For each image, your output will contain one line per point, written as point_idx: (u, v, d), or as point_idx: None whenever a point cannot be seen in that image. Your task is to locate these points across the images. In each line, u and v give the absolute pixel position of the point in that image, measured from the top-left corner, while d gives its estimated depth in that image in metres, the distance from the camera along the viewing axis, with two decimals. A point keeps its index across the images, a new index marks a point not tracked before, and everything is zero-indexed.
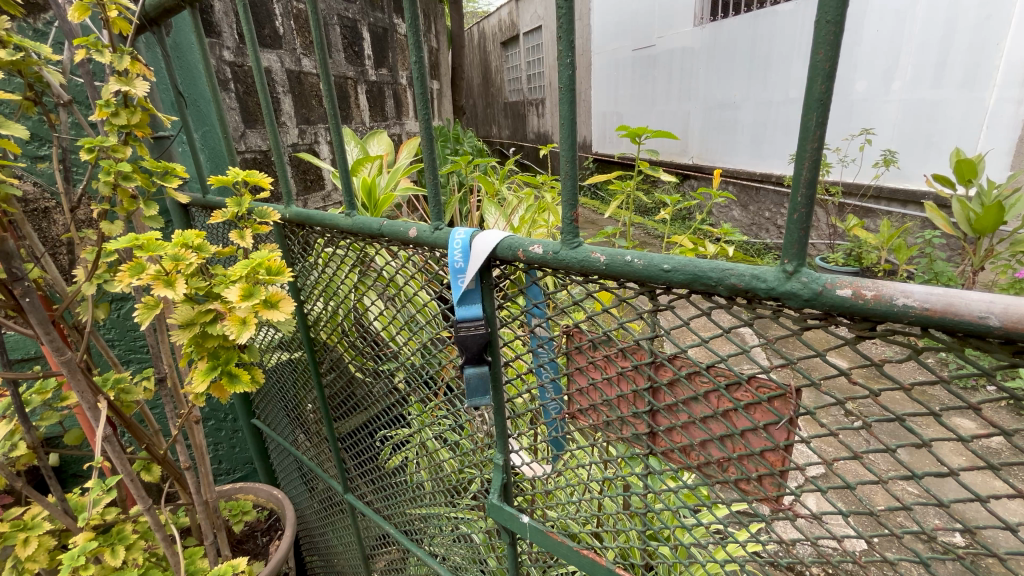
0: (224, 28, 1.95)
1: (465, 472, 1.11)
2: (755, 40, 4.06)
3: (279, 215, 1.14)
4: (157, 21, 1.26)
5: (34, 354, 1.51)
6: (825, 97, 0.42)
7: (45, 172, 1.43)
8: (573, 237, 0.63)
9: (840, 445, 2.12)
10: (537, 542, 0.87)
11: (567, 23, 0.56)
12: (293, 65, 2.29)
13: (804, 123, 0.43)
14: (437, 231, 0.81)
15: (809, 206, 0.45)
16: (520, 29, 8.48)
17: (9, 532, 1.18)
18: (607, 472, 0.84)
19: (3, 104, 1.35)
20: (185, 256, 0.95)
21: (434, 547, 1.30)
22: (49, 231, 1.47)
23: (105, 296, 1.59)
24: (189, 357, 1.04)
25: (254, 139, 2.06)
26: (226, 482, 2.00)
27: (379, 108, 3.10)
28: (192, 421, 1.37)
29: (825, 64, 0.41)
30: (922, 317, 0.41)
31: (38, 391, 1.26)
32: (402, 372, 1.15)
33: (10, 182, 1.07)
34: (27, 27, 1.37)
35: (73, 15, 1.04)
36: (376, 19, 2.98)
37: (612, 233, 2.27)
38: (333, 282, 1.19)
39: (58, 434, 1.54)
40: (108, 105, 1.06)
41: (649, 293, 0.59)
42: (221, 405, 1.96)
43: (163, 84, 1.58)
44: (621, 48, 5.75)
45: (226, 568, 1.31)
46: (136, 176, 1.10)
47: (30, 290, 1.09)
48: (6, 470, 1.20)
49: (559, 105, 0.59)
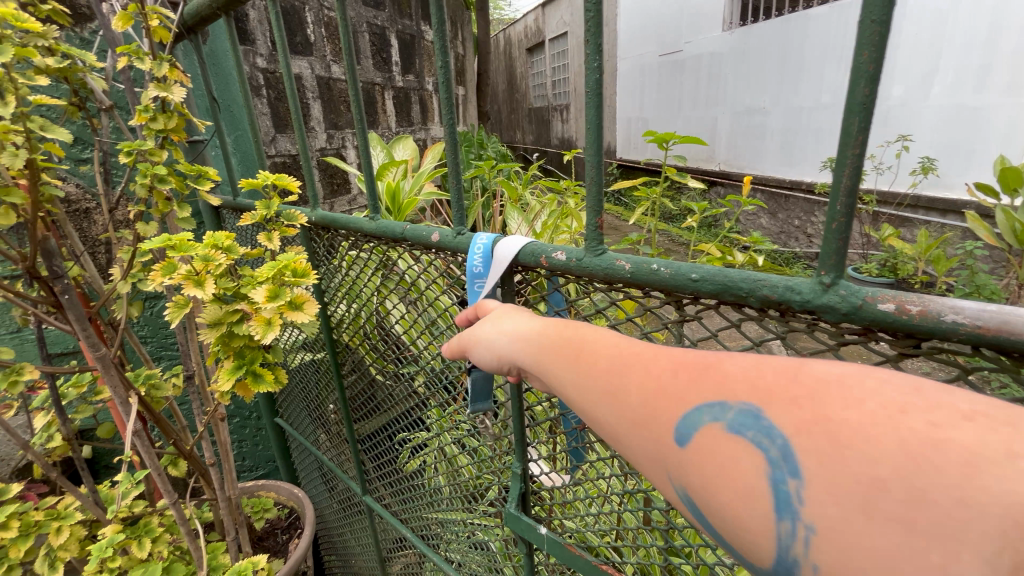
0: (258, 36, 2.01)
1: (483, 478, 1.10)
2: (787, 45, 3.97)
3: (306, 218, 1.15)
4: (195, 30, 1.30)
5: (72, 349, 1.59)
6: (869, 101, 0.39)
7: (87, 175, 1.50)
8: (598, 243, 0.61)
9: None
10: (554, 554, 0.85)
11: (595, 26, 0.54)
12: (323, 71, 2.35)
13: (845, 127, 0.41)
14: (459, 236, 0.81)
15: (850, 215, 0.42)
16: (545, 35, 8.51)
17: (44, 520, 1.23)
18: (629, 486, 0.81)
19: (50, 110, 1.42)
20: (216, 257, 0.98)
21: (450, 553, 1.27)
22: (89, 231, 1.53)
23: (140, 294, 1.64)
24: (216, 356, 1.06)
25: (284, 144, 2.12)
26: (249, 479, 2.04)
27: (405, 114, 3.14)
28: (217, 419, 1.40)
29: (869, 66, 0.38)
30: (974, 335, 0.38)
31: (74, 385, 1.30)
32: (423, 375, 1.14)
33: (54, 185, 1.13)
34: (74, 36, 1.44)
35: (116, 24, 1.08)
36: (404, 26, 3.03)
37: (635, 240, 2.22)
38: (356, 284, 1.20)
39: (91, 427, 1.60)
40: (147, 110, 1.10)
41: (677, 303, 0.56)
42: (246, 403, 2.00)
43: (198, 90, 1.63)
44: (648, 53, 5.71)
45: (245, 565, 1.32)
46: (170, 178, 1.13)
47: (69, 288, 1.14)
48: (42, 460, 1.25)
49: (586, 109, 0.58)
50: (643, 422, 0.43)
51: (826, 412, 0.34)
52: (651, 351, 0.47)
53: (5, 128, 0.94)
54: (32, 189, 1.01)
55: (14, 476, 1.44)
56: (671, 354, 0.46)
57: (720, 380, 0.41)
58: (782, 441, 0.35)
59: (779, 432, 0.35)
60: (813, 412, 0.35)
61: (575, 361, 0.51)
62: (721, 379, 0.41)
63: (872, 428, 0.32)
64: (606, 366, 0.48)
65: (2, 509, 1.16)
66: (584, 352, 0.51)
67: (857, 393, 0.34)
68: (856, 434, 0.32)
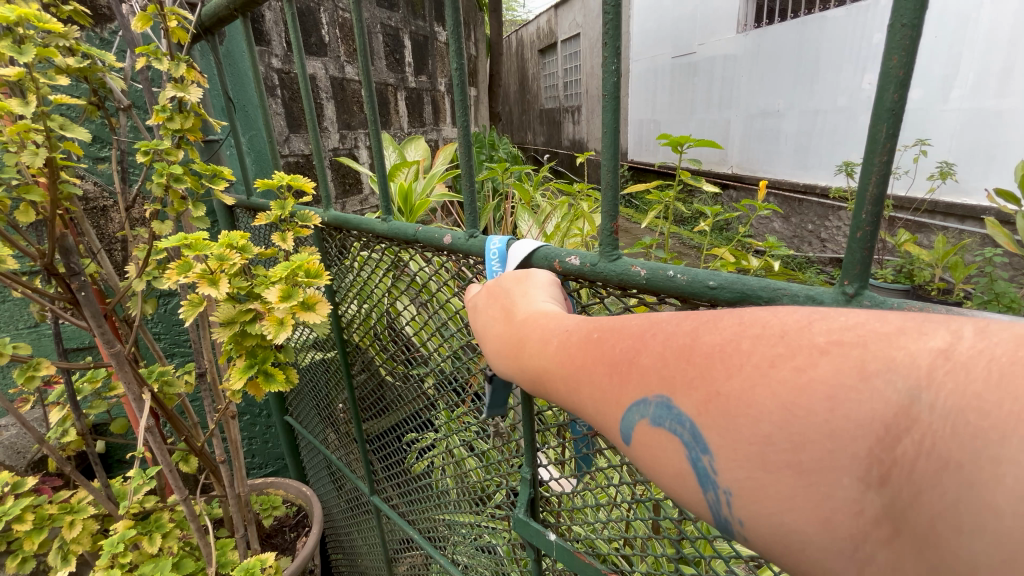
0: (273, 37, 2.03)
1: (491, 482, 1.09)
2: (803, 47, 3.93)
3: (319, 218, 1.16)
4: (212, 31, 1.31)
5: (88, 344, 1.61)
6: (898, 107, 0.38)
7: (104, 173, 1.53)
8: (613, 248, 0.60)
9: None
10: (563, 561, 0.84)
11: (614, 28, 0.53)
12: (337, 72, 2.36)
13: (872, 133, 0.40)
14: (471, 238, 0.80)
15: (875, 224, 0.41)
16: (558, 36, 8.50)
17: (58, 514, 1.24)
18: (639, 494, 0.80)
19: (70, 109, 1.45)
20: (230, 256, 0.98)
21: (456, 555, 1.27)
22: (106, 229, 1.55)
23: (154, 291, 1.67)
24: (228, 355, 1.07)
25: (298, 144, 2.13)
26: (258, 476, 2.06)
27: (417, 114, 3.15)
28: (228, 416, 1.41)
29: (899, 71, 0.37)
30: None
31: (89, 380, 1.32)
32: (432, 377, 1.14)
33: (73, 183, 1.15)
34: (94, 37, 1.46)
35: (136, 24, 1.09)
36: (418, 27, 3.04)
37: (646, 244, 2.20)
38: (368, 284, 1.20)
39: (104, 422, 1.62)
40: (164, 110, 1.11)
41: (692, 310, 0.55)
42: (257, 401, 2.02)
43: (214, 90, 1.65)
44: (661, 55, 5.67)
45: (255, 562, 1.33)
46: (186, 178, 1.14)
47: (85, 284, 1.16)
48: (57, 454, 1.26)
49: (602, 112, 0.57)
50: (601, 431, 0.43)
51: (715, 386, 0.33)
52: (579, 355, 0.45)
53: (25, 126, 0.95)
54: (51, 188, 1.02)
55: (30, 469, 1.47)
56: (596, 355, 0.44)
57: (638, 373, 0.40)
58: (688, 424, 0.34)
59: (684, 416, 0.35)
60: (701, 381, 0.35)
61: (532, 380, 0.50)
62: (642, 372, 0.39)
63: (749, 388, 0.31)
64: (555, 382, 0.47)
65: (17, 502, 1.18)
66: (535, 372, 0.49)
67: (735, 359, 0.33)
68: (743, 400, 0.32)
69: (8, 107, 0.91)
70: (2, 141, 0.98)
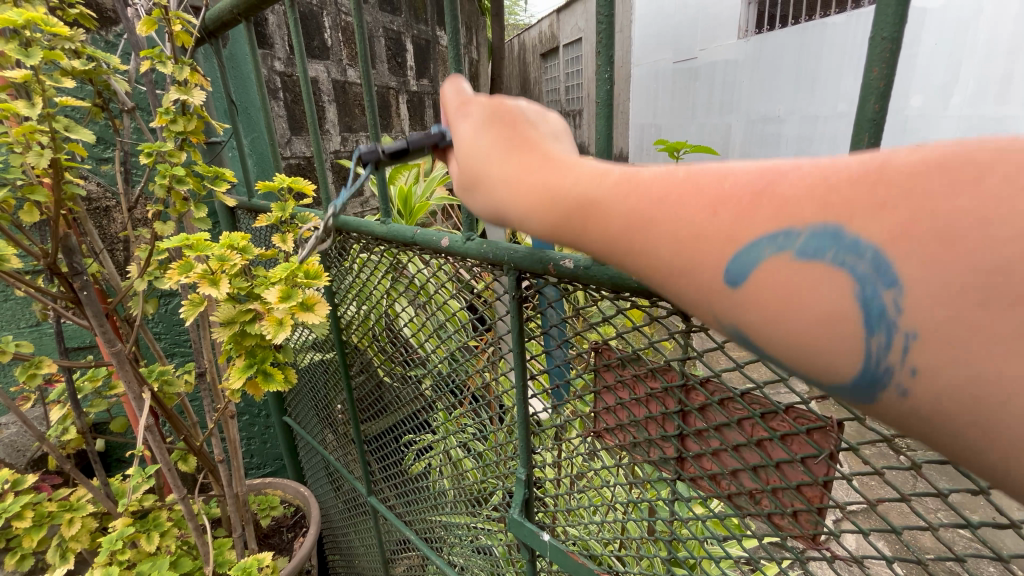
0: (276, 40, 2.05)
1: (488, 483, 1.09)
2: (803, 53, 3.95)
3: (319, 220, 1.17)
4: (216, 35, 1.32)
5: (89, 343, 1.63)
6: (879, 118, 0.39)
7: (107, 174, 1.54)
8: (606, 252, 0.61)
9: (871, 480, 2.03)
10: (557, 562, 0.84)
11: (607, 38, 0.54)
12: (339, 75, 2.38)
13: (854, 142, 0.41)
14: (468, 241, 0.81)
15: None
16: (560, 40, 8.54)
17: (57, 511, 1.25)
18: (634, 495, 0.81)
19: (75, 110, 1.47)
20: (230, 257, 1.00)
21: (452, 556, 1.27)
22: (108, 229, 1.57)
23: (155, 291, 1.68)
24: (228, 354, 1.08)
25: (299, 146, 2.15)
26: (256, 476, 2.07)
27: (419, 117, 3.17)
28: (227, 416, 1.42)
29: (879, 82, 0.39)
30: None
31: (90, 379, 1.33)
32: (430, 378, 1.15)
33: (76, 184, 1.16)
34: (100, 39, 1.48)
35: (141, 28, 1.11)
36: (420, 31, 3.07)
37: None
38: (367, 286, 1.21)
39: (104, 421, 1.63)
40: (168, 112, 1.13)
41: (683, 313, 0.56)
42: (256, 401, 2.03)
43: (217, 93, 1.67)
44: (663, 60, 5.69)
45: (251, 562, 1.33)
46: (188, 179, 1.15)
47: (87, 284, 1.17)
48: (56, 452, 1.27)
49: (596, 119, 0.58)
50: (686, 272, 0.37)
51: (922, 212, 0.27)
52: (663, 188, 0.38)
53: (30, 128, 0.97)
54: (56, 188, 1.04)
55: (29, 467, 1.48)
56: (694, 184, 0.37)
57: (773, 204, 0.33)
58: (870, 253, 0.29)
59: (867, 245, 0.29)
60: (890, 207, 0.29)
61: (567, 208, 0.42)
62: (775, 204, 0.33)
63: (970, 204, 0.26)
64: (614, 211, 0.40)
65: (17, 499, 1.19)
66: (578, 200, 0.42)
67: (964, 177, 0.26)
68: (969, 227, 0.26)
69: (14, 109, 0.93)
70: (8, 142, 0.99)
